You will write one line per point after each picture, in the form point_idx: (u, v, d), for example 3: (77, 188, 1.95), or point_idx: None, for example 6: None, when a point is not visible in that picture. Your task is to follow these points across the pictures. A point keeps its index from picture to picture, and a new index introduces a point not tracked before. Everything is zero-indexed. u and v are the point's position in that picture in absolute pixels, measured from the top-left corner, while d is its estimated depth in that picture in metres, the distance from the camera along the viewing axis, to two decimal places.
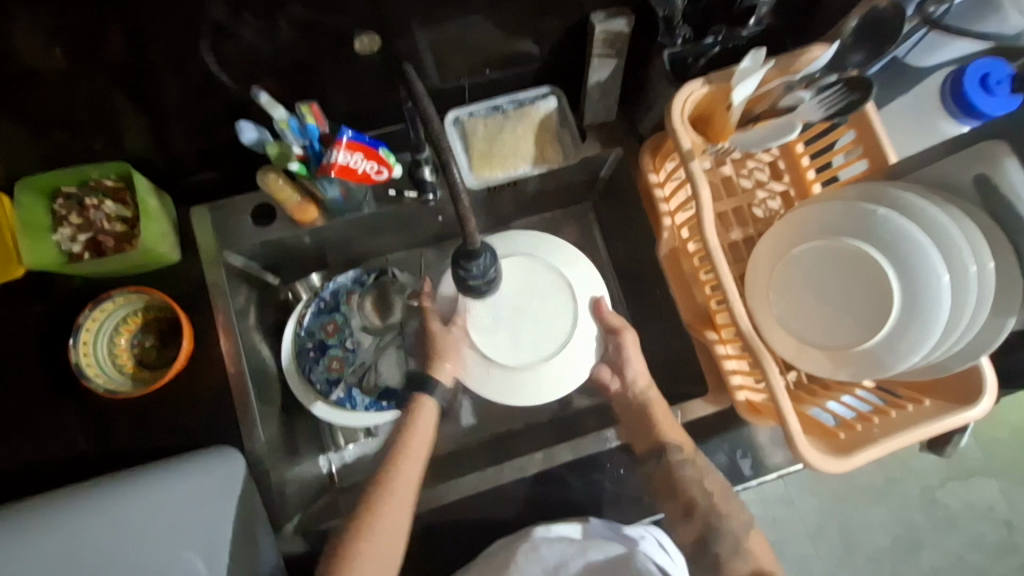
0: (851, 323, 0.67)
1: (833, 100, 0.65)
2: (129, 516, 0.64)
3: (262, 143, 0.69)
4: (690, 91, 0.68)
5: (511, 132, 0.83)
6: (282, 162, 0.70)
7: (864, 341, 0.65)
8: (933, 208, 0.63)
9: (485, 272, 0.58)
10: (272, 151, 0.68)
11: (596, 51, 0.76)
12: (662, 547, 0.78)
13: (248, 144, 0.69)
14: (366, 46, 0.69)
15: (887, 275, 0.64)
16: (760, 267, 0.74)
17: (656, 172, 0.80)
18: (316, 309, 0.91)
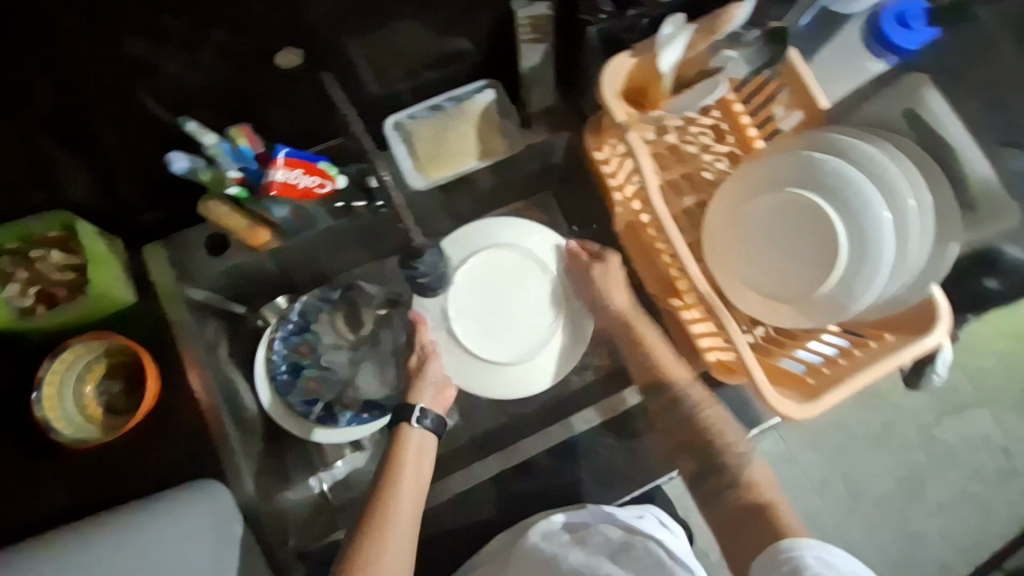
0: (807, 270, 0.67)
1: (754, 57, 0.72)
2: (115, 564, 0.63)
3: (195, 171, 0.69)
4: (618, 65, 0.69)
5: (455, 131, 0.82)
6: (220, 187, 0.70)
7: (821, 286, 0.66)
8: (868, 148, 0.65)
9: (428, 268, 0.80)
10: (206, 177, 0.68)
11: (524, 37, 0.77)
12: (663, 523, 0.79)
13: (179, 174, 0.68)
14: (288, 60, 0.68)
15: (830, 217, 0.65)
16: (714, 230, 0.74)
17: (600, 149, 0.78)
18: (286, 331, 0.90)
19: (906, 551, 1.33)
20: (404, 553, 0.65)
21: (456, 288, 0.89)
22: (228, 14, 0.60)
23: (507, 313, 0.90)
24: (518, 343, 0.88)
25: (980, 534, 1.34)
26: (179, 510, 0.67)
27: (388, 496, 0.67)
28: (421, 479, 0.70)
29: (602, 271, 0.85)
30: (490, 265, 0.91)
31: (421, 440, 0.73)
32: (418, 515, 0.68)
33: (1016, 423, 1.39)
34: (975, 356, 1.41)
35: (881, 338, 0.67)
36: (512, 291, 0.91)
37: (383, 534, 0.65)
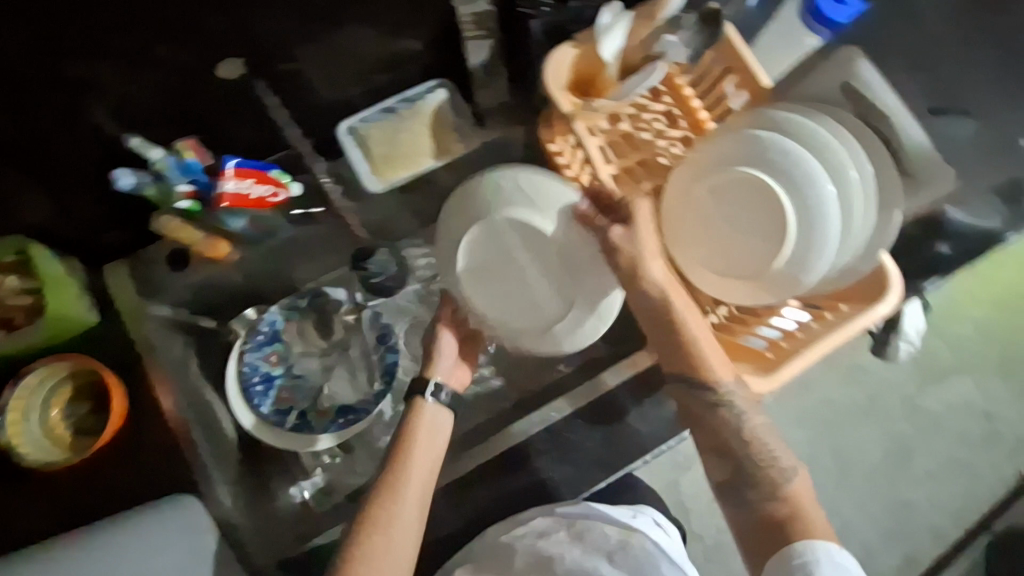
0: (761, 247, 0.67)
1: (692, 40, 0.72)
2: None
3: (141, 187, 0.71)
4: (560, 57, 0.70)
5: (408, 132, 0.83)
6: (168, 200, 0.73)
7: (776, 260, 0.65)
8: (810, 124, 0.66)
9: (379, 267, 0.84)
10: (152, 192, 0.71)
11: (468, 33, 0.78)
12: (658, 524, 0.88)
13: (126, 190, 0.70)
14: (232, 71, 0.69)
15: (778, 193, 0.65)
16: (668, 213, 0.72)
17: (554, 141, 0.74)
18: (256, 342, 0.88)
19: (897, 521, 1.34)
20: (410, 533, 0.67)
21: (466, 273, 0.69)
22: (169, 26, 0.61)
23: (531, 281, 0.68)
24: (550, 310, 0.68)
25: (968, 498, 1.36)
26: (151, 524, 0.68)
27: (398, 479, 0.68)
28: (433, 458, 0.71)
29: (632, 236, 0.62)
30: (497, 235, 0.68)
31: (434, 412, 0.72)
32: (425, 499, 0.69)
33: (995, 387, 1.41)
34: (951, 324, 1.43)
35: (836, 309, 0.69)
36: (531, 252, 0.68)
37: (391, 519, 0.66)
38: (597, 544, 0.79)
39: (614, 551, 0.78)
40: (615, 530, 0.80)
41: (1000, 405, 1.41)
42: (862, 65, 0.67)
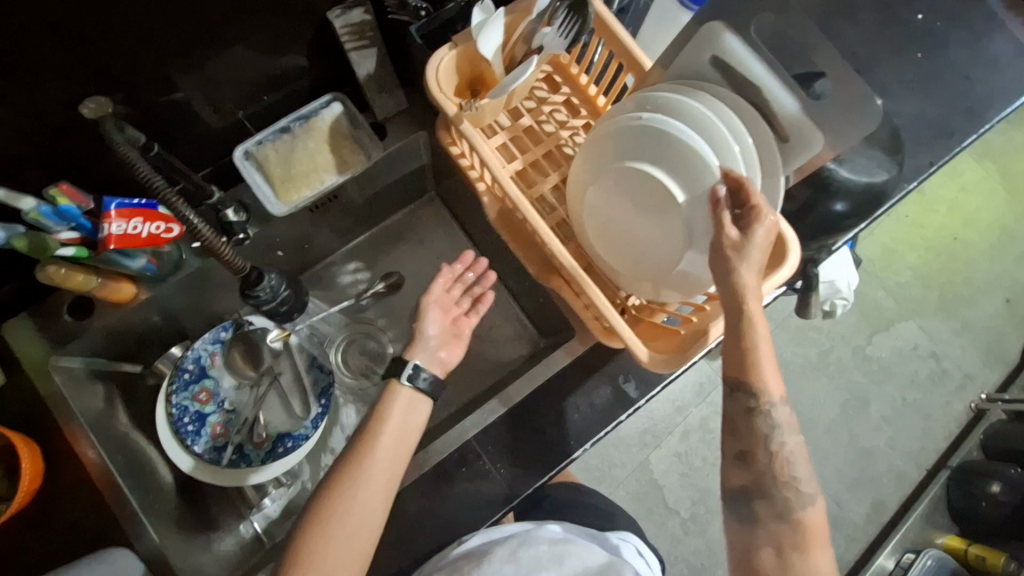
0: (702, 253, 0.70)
1: (569, 29, 0.71)
2: None
3: (10, 239, 0.65)
4: (438, 59, 0.70)
5: (304, 151, 0.81)
6: (44, 252, 0.67)
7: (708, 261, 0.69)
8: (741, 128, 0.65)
9: (269, 289, 0.82)
10: (21, 245, 0.65)
11: (349, 45, 0.77)
12: (640, 551, 0.89)
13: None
14: (99, 105, 0.64)
15: None
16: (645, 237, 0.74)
17: (455, 144, 0.78)
18: (182, 381, 0.87)
19: (860, 469, 1.37)
20: (375, 507, 0.66)
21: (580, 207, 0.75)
22: (24, 71, 0.59)
23: (638, 231, 0.70)
24: (651, 262, 0.70)
25: (924, 438, 1.40)
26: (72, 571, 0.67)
27: (364, 454, 0.67)
28: (407, 435, 0.69)
29: (742, 246, 0.59)
30: (619, 180, 0.69)
31: (410, 397, 0.71)
32: (392, 477, 0.67)
33: (940, 328, 1.46)
34: (890, 272, 1.48)
35: None
36: (646, 203, 0.68)
37: (355, 496, 0.65)
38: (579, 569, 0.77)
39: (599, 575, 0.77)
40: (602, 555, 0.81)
41: (946, 345, 1.45)
42: (727, 39, 0.65)
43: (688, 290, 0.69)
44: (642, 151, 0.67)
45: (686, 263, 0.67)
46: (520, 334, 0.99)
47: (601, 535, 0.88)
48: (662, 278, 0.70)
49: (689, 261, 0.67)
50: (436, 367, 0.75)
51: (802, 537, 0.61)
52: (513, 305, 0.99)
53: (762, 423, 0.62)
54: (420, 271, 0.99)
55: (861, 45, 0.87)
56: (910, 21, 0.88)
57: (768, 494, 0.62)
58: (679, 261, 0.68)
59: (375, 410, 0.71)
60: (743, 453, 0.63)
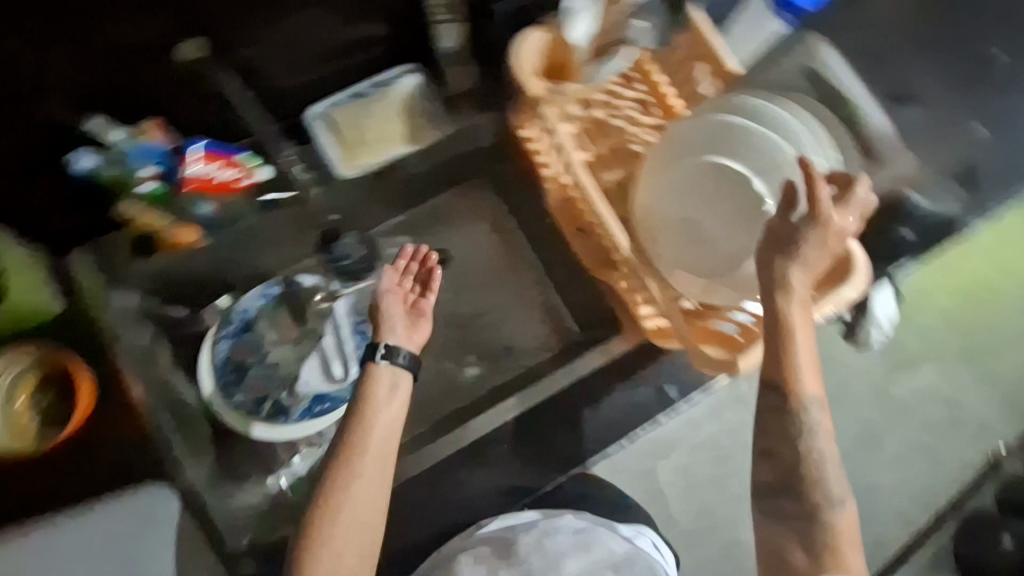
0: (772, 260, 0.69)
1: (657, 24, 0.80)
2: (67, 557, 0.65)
3: (99, 171, 0.71)
4: (526, 40, 0.74)
5: (378, 117, 0.82)
6: (128, 185, 0.73)
7: None
8: (823, 138, 0.68)
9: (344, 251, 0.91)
10: (109, 176, 0.71)
11: (438, 16, 0.79)
12: (657, 547, 0.87)
13: (82, 172, 0.71)
14: (191, 52, 0.68)
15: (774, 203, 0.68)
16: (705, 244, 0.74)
17: (527, 127, 0.77)
18: (228, 332, 0.88)
19: None
20: (374, 486, 0.66)
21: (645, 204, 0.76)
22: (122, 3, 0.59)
23: (703, 229, 0.73)
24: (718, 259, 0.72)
25: None
26: (122, 511, 0.69)
27: (357, 435, 0.67)
28: (396, 411, 0.69)
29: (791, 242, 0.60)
30: (688, 173, 0.73)
31: (391, 377, 0.70)
32: (388, 458, 0.68)
33: None
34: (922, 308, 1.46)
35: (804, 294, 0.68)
36: (713, 197, 0.72)
37: (353, 472, 0.65)
38: (604, 558, 0.78)
39: (621, 564, 0.78)
40: (622, 547, 0.80)
41: None
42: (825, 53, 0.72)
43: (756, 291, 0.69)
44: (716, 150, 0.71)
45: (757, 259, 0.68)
46: (558, 328, 0.95)
47: (621, 530, 0.84)
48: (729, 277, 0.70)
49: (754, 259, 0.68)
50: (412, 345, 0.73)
51: (829, 536, 0.59)
52: (556, 298, 0.96)
53: (813, 439, 0.61)
54: (466, 250, 0.98)
55: (934, 75, 0.86)
56: (986, 57, 0.87)
57: (805, 497, 0.61)
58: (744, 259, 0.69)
59: (356, 392, 0.71)
60: (767, 448, 0.63)
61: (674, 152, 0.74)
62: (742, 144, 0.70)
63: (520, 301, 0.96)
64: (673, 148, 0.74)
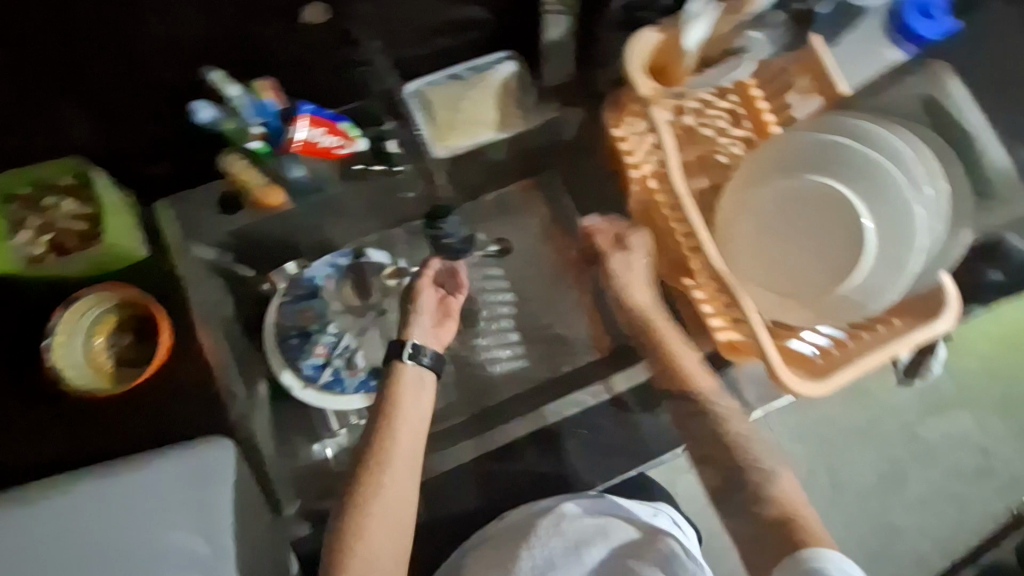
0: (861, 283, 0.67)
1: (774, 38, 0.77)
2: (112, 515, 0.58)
3: (217, 123, 0.69)
4: (642, 38, 0.70)
5: (473, 100, 0.82)
6: (241, 138, 0.70)
7: (852, 283, 0.67)
8: (927, 167, 0.69)
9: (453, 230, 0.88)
10: (229, 127, 0.69)
11: (550, 6, 0.76)
12: (675, 523, 0.83)
13: (202, 124, 0.68)
14: (316, 16, 0.67)
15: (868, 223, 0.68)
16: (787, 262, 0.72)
17: (617, 125, 0.78)
18: (294, 297, 0.89)
19: None
20: (407, 485, 0.67)
21: (729, 215, 0.75)
22: None
23: (790, 245, 0.71)
24: (808, 281, 0.70)
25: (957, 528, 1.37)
26: (178, 471, 0.61)
27: (388, 432, 0.68)
28: (421, 414, 0.71)
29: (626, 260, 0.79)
30: (788, 189, 0.72)
31: (417, 374, 0.72)
32: (417, 457, 0.69)
33: None
34: None
35: (889, 323, 0.67)
36: (810, 215, 0.71)
37: (387, 471, 0.66)
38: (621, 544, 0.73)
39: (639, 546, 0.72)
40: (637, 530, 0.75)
41: None
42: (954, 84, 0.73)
43: (844, 316, 0.68)
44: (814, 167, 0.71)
45: (851, 284, 0.67)
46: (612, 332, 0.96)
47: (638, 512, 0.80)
48: (819, 300, 0.69)
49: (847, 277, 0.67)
50: (434, 343, 0.76)
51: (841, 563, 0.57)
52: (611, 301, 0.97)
53: None
54: (526, 243, 1.00)
55: None
56: None
57: None
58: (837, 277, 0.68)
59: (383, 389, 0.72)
60: None
61: (771, 164, 0.73)
62: (846, 159, 0.70)
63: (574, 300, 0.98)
64: (770, 161, 0.73)
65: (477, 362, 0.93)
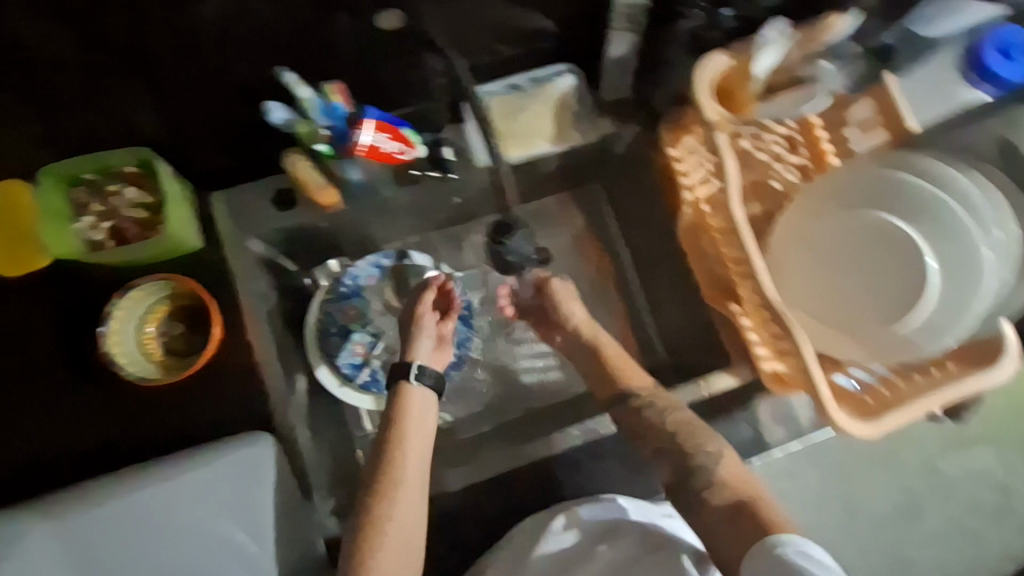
0: (919, 325, 0.67)
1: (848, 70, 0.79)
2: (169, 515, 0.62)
3: (290, 124, 0.70)
4: (715, 63, 0.68)
5: (530, 112, 0.82)
6: (310, 141, 0.71)
7: (909, 326, 0.67)
8: (995, 211, 0.69)
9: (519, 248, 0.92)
10: (301, 129, 0.70)
11: (618, 25, 0.76)
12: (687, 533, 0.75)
13: (276, 124, 0.70)
14: (391, 22, 0.69)
15: (931, 264, 0.67)
16: (841, 296, 0.70)
17: (675, 147, 0.78)
18: (336, 294, 0.88)
19: None
20: (416, 507, 0.69)
21: (783, 245, 0.74)
22: None
23: (847, 280, 0.70)
24: (864, 318, 0.69)
25: None
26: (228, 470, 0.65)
27: (396, 454, 0.70)
28: (426, 435, 0.73)
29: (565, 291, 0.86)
30: (848, 223, 0.71)
31: (423, 397, 0.75)
32: (424, 478, 0.71)
33: None
34: None
35: (943, 366, 0.67)
36: (871, 251, 0.69)
37: (400, 491, 0.68)
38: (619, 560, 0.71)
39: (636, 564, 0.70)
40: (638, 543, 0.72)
41: None
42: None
43: (901, 356, 0.67)
44: (879, 203, 0.71)
45: (909, 325, 0.67)
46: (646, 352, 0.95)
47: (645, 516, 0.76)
48: (872, 338, 0.68)
49: (906, 320, 0.66)
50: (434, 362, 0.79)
51: None
52: (647, 321, 0.96)
53: None
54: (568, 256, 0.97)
55: None
56: None
57: None
58: (895, 318, 0.67)
59: (389, 410, 0.74)
60: None
61: (834, 195, 0.73)
62: (911, 197, 0.70)
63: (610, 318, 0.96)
64: (832, 192, 0.73)
65: (512, 368, 0.94)
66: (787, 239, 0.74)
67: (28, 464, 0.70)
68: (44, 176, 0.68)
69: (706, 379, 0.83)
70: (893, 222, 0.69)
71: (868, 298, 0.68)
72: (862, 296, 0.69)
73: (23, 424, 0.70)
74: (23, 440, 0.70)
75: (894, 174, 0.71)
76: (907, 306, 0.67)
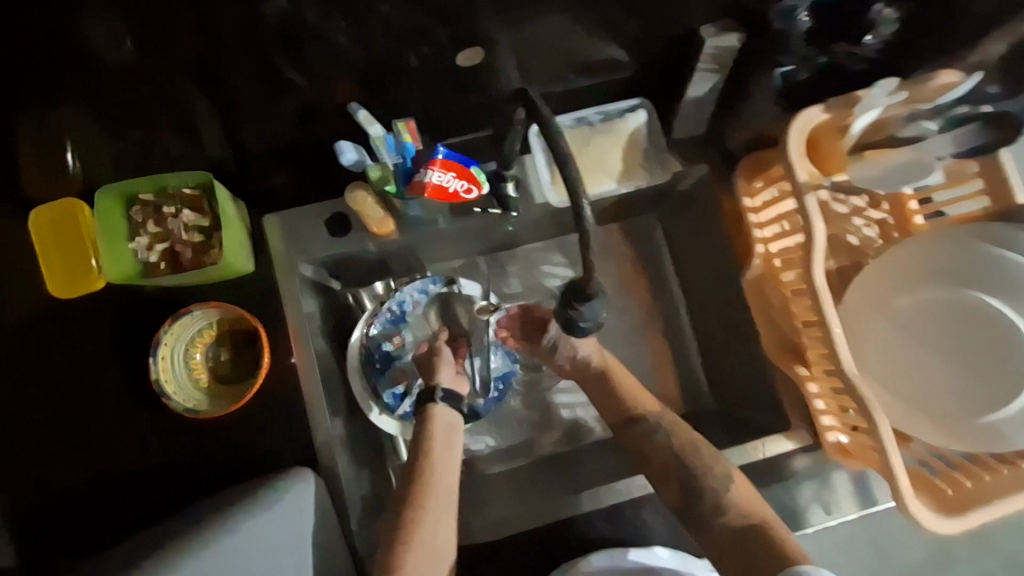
0: (1015, 418, 0.62)
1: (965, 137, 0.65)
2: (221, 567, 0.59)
3: (362, 163, 0.69)
4: (808, 117, 0.65)
5: (600, 147, 0.79)
6: (382, 184, 0.71)
7: (1003, 420, 0.62)
8: None
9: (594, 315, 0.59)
10: (375, 174, 0.70)
11: (704, 65, 0.72)
12: None
13: (347, 164, 0.68)
14: (470, 59, 0.63)
15: None
16: (925, 378, 0.66)
17: (751, 197, 0.78)
18: (383, 319, 0.86)
19: None
20: (446, 537, 0.66)
21: (863, 317, 0.71)
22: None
23: (932, 361, 0.65)
24: (952, 405, 0.64)
25: None
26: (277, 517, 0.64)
27: (427, 478, 0.69)
28: (453, 462, 0.72)
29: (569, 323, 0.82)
30: (939, 300, 0.65)
31: (450, 420, 0.75)
32: (450, 503, 0.69)
33: None
34: None
35: None
36: (962, 334, 0.64)
37: (421, 522, 0.66)
38: None
39: None
40: None
41: None
42: None
43: (994, 449, 0.63)
44: (976, 279, 0.65)
45: (1007, 419, 0.62)
46: (692, 394, 0.90)
47: None
48: (957, 426, 0.64)
49: (1001, 412, 0.62)
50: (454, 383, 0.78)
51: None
52: (695, 363, 0.91)
53: None
54: (617, 288, 0.93)
55: None
56: None
57: None
58: (989, 409, 0.62)
59: (417, 432, 0.74)
60: None
61: (924, 268, 0.67)
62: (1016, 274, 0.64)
63: (655, 355, 0.92)
64: (922, 265, 0.68)
65: (553, 404, 0.92)
66: (869, 310, 0.70)
67: (72, 489, 0.69)
68: (103, 196, 0.68)
69: (762, 440, 0.79)
70: (991, 304, 0.63)
71: (957, 386, 0.64)
72: (951, 382, 0.64)
73: (71, 447, 0.70)
74: (69, 465, 0.70)
75: (991, 249, 0.66)
76: (1002, 398, 0.62)
